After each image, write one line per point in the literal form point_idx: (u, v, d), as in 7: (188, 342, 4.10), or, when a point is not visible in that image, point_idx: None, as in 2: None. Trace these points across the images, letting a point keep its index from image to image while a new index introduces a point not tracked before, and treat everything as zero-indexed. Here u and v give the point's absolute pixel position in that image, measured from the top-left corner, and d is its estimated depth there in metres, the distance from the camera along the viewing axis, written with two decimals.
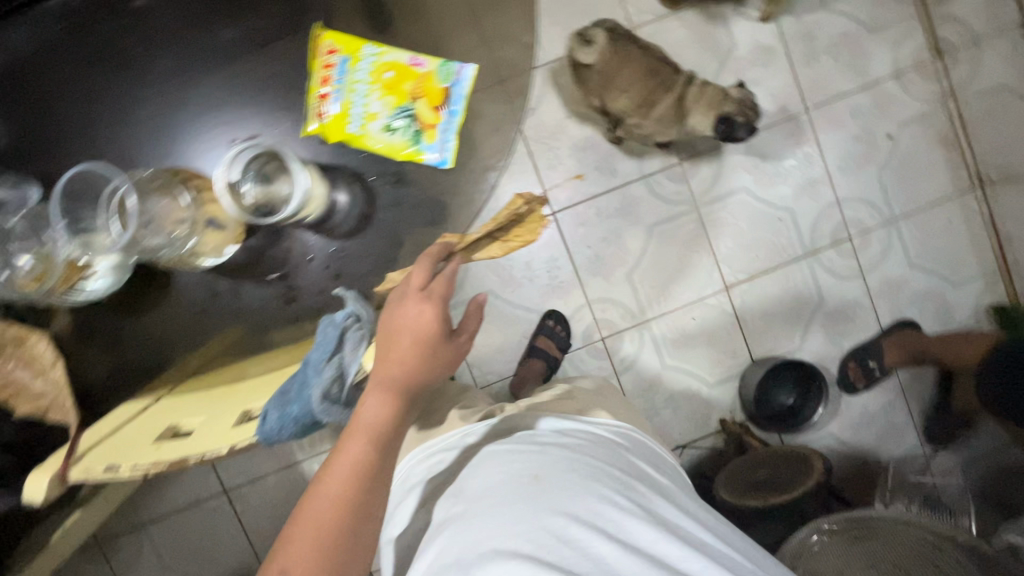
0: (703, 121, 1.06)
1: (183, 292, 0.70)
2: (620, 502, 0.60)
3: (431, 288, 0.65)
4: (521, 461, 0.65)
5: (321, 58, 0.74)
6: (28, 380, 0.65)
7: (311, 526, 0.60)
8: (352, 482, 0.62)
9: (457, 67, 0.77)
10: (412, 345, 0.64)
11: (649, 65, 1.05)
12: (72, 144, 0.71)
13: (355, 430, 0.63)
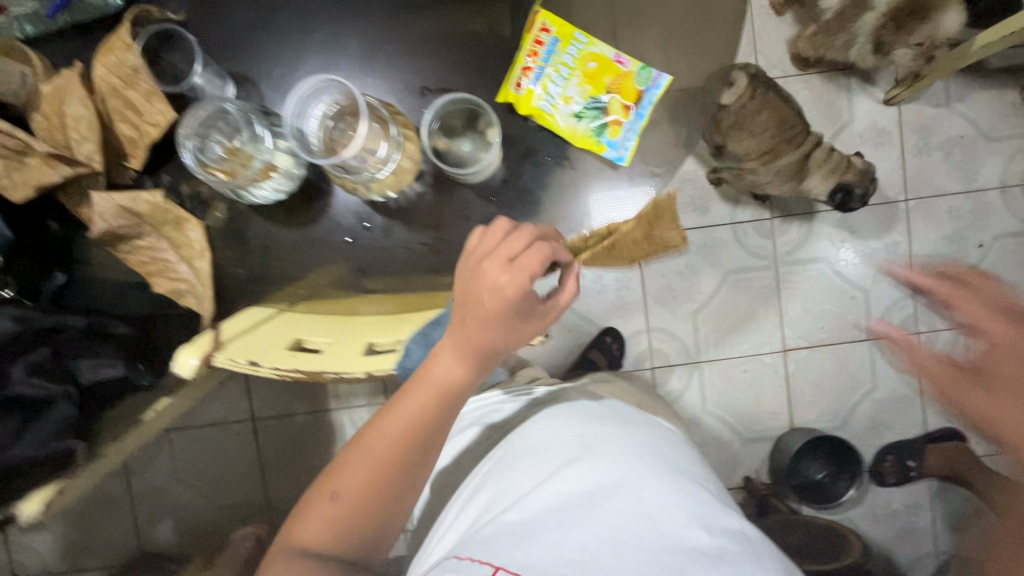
0: (823, 184, 1.10)
1: (334, 222, 0.67)
2: (647, 473, 0.62)
3: (520, 256, 0.54)
4: (580, 433, 0.68)
5: (532, 34, 0.64)
6: (176, 262, 0.67)
7: (365, 459, 0.60)
8: (405, 429, 0.60)
9: (659, 73, 0.65)
10: (492, 314, 0.55)
11: (784, 115, 1.01)
12: (243, 39, 0.66)
13: (423, 384, 0.59)
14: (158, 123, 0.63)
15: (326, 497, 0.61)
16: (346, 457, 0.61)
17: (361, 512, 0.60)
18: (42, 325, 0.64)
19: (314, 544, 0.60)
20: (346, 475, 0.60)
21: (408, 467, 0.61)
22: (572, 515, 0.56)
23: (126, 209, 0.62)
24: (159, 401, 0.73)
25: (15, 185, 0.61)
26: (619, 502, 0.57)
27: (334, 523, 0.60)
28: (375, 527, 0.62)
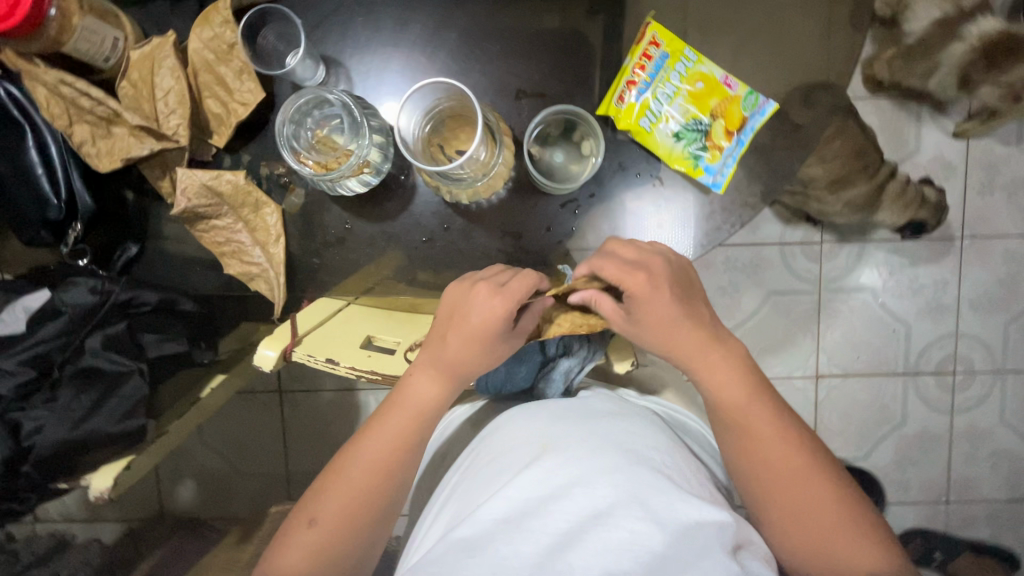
0: (894, 215, 1.19)
1: (414, 221, 0.66)
2: (592, 465, 0.56)
3: (507, 287, 0.59)
4: (540, 433, 0.61)
5: (641, 47, 0.63)
6: (251, 246, 0.65)
7: (345, 481, 0.61)
8: (386, 451, 0.62)
9: (766, 99, 0.64)
10: (467, 342, 0.61)
11: (862, 147, 0.95)
12: (339, 19, 0.64)
13: (401, 404, 0.63)
14: (248, 102, 0.61)
15: (302, 526, 0.60)
16: (325, 482, 0.61)
17: (341, 536, 0.59)
18: (118, 299, 0.65)
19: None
20: (324, 502, 0.60)
21: (388, 485, 0.62)
22: (521, 529, 0.51)
23: (209, 187, 0.61)
24: (214, 378, 0.75)
25: (99, 154, 0.60)
26: (571, 509, 0.52)
27: (313, 553, 0.58)
28: (359, 552, 0.61)
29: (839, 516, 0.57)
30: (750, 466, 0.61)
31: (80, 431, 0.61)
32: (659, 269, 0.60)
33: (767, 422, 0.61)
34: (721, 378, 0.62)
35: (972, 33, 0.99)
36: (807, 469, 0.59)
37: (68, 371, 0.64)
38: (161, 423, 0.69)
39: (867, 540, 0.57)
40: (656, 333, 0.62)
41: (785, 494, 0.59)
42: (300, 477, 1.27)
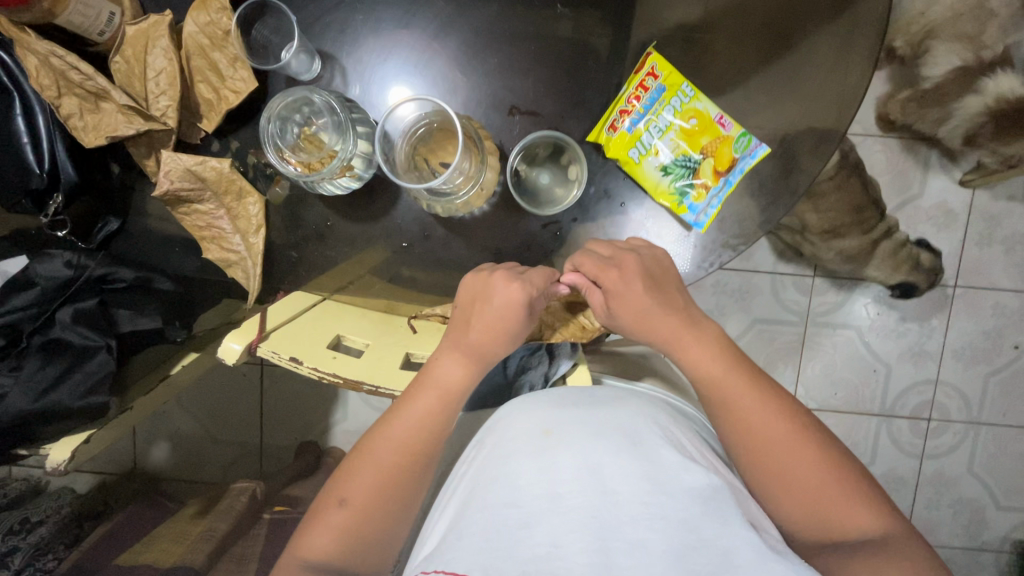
0: (880, 275, 1.20)
1: (395, 226, 0.66)
2: (607, 453, 0.53)
3: (530, 276, 0.60)
4: (543, 411, 0.58)
5: (638, 77, 0.63)
6: (231, 234, 0.65)
7: (371, 461, 0.60)
8: (413, 431, 0.61)
9: (758, 142, 0.64)
10: (490, 326, 0.61)
11: (858, 202, 1.04)
12: (341, 18, 0.64)
13: (427, 383, 0.61)
14: (239, 90, 0.61)
15: (332, 506, 0.59)
16: (353, 462, 0.60)
17: (371, 518, 0.59)
18: (94, 273, 0.66)
19: (324, 559, 0.57)
20: (353, 483, 0.59)
21: (416, 465, 0.60)
22: (534, 509, 0.49)
23: (193, 172, 0.61)
24: (186, 356, 0.76)
25: (85, 128, 0.60)
26: (584, 488, 0.50)
27: (342, 534, 0.58)
28: (390, 534, 0.60)
29: (836, 485, 0.55)
30: (740, 443, 0.58)
31: (43, 402, 0.62)
32: (635, 266, 0.60)
33: (753, 398, 0.59)
34: (698, 359, 0.61)
35: (991, 88, 0.99)
36: (801, 442, 0.57)
37: (36, 341, 0.64)
38: (126, 399, 0.70)
39: (863, 506, 0.55)
40: (636, 324, 0.62)
41: (780, 469, 0.56)
42: (274, 451, 1.29)
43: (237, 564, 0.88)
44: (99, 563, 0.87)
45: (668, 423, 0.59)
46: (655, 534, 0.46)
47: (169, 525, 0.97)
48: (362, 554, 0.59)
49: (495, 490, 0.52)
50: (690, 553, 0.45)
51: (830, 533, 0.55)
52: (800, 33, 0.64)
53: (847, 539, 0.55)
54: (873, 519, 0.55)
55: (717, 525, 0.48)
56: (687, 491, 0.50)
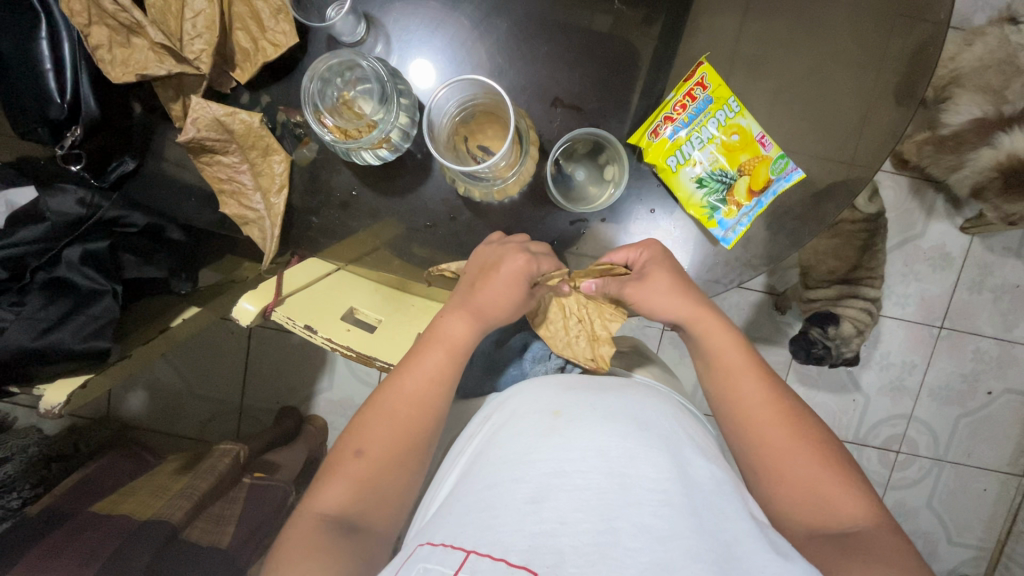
0: (852, 312, 1.08)
1: (422, 204, 0.65)
2: (617, 434, 0.48)
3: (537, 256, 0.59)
4: (554, 393, 0.54)
5: (688, 86, 0.63)
6: (252, 190, 0.63)
7: (385, 413, 0.55)
8: (422, 389, 0.56)
9: (794, 166, 0.64)
10: (501, 293, 0.58)
11: (865, 242, 1.08)
12: None
13: (436, 340, 0.58)
14: (279, 44, 0.59)
15: (347, 458, 0.54)
16: (367, 414, 0.56)
17: (381, 478, 0.53)
18: (106, 215, 0.62)
19: (339, 513, 0.51)
20: (369, 432, 0.55)
21: (430, 417, 0.56)
22: (541, 484, 0.44)
23: (221, 122, 0.59)
24: (187, 310, 0.75)
25: (112, 62, 0.58)
26: (593, 469, 0.45)
27: (359, 486, 0.53)
28: (407, 490, 0.55)
29: (828, 467, 0.52)
30: (735, 421, 0.56)
31: (43, 342, 0.60)
32: (668, 269, 0.60)
33: (749, 374, 0.57)
34: (705, 333, 0.60)
35: (1007, 143, 0.98)
36: (797, 420, 0.55)
37: (40, 279, 0.62)
38: (126, 346, 0.68)
39: (854, 489, 0.51)
40: (653, 309, 0.61)
41: (774, 447, 0.53)
42: (256, 412, 1.25)
43: (212, 523, 0.86)
44: (74, 508, 0.84)
45: (679, 414, 0.55)
46: (659, 520, 0.41)
47: (146, 477, 0.95)
48: (380, 509, 0.53)
49: (502, 464, 0.48)
50: (695, 538, 0.41)
51: (820, 517, 0.50)
52: (844, 65, 0.65)
53: (840, 526, 0.50)
54: (865, 506, 0.51)
55: (720, 516, 0.44)
56: (696, 478, 0.47)
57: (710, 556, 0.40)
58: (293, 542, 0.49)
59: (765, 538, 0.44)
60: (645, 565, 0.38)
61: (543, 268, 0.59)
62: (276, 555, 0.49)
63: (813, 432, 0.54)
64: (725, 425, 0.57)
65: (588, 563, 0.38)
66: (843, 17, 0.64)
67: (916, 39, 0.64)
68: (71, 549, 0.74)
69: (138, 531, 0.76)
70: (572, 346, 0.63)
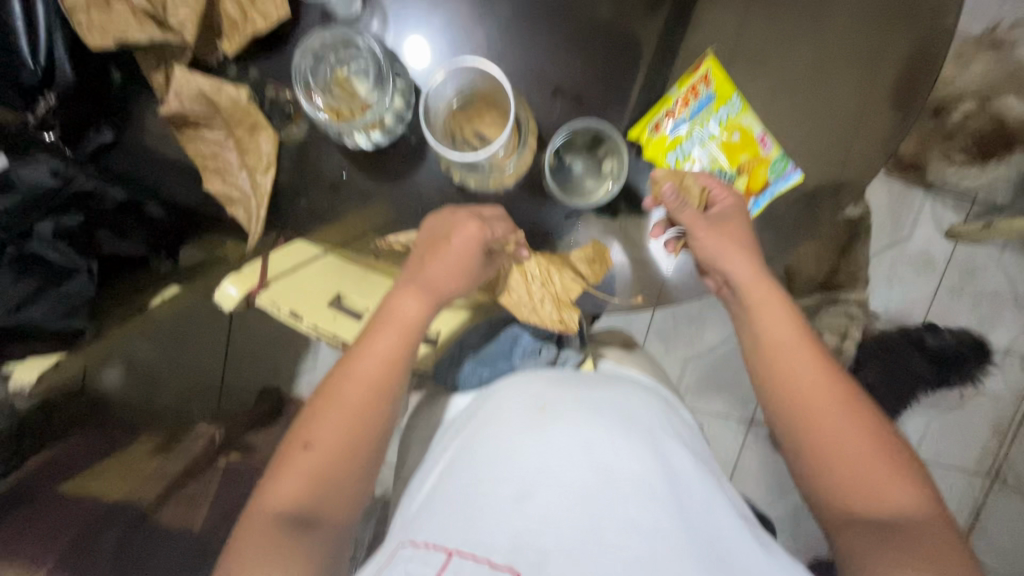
0: (834, 320, 1.21)
1: (415, 190, 0.63)
2: (604, 429, 0.48)
3: (489, 223, 0.57)
4: (539, 387, 0.54)
5: (691, 81, 0.62)
6: (237, 168, 0.60)
7: (334, 400, 0.53)
8: (377, 374, 0.54)
9: (793, 168, 0.64)
10: (452, 268, 0.56)
11: (844, 247, 1.20)
12: None
13: (387, 322, 0.55)
14: (270, 16, 0.56)
15: (297, 450, 0.52)
16: (318, 404, 0.54)
17: (335, 472, 0.51)
18: (80, 188, 0.60)
19: (292, 508, 0.50)
20: (320, 423, 0.52)
21: (382, 400, 0.54)
22: (526, 479, 0.44)
23: (206, 96, 0.56)
24: (170, 288, 0.73)
25: (89, 25, 0.54)
26: (578, 465, 0.45)
27: (314, 480, 0.51)
28: (362, 477, 0.53)
29: (880, 451, 0.51)
30: (784, 401, 0.56)
31: (16, 320, 0.59)
32: (741, 228, 0.60)
33: (804, 352, 0.56)
34: (764, 308, 0.58)
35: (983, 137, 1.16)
36: (852, 403, 0.54)
37: (3, 257, 0.58)
38: (103, 325, 0.68)
39: (905, 479, 0.50)
40: (726, 263, 0.59)
41: (823, 431, 0.53)
42: (236, 391, 1.23)
43: (184, 507, 0.85)
44: (42, 488, 0.82)
45: (661, 408, 0.55)
46: (645, 516, 0.41)
47: (119, 458, 0.93)
48: (334, 500, 0.51)
49: (488, 461, 0.47)
50: (680, 533, 0.40)
51: (870, 500, 0.50)
52: (849, 67, 0.64)
53: (887, 513, 0.49)
54: (915, 498, 0.50)
55: (703, 510, 0.44)
56: (681, 473, 0.47)
57: (697, 551, 0.39)
58: (250, 546, 0.48)
59: (750, 534, 0.44)
60: (631, 561, 0.38)
61: (497, 234, 0.57)
62: (232, 557, 0.48)
63: (867, 415, 0.53)
64: (773, 407, 0.57)
65: (572, 562, 0.38)
66: (853, 18, 0.63)
67: (924, 45, 0.63)
68: (35, 530, 0.72)
69: (105, 516, 0.75)
70: (536, 310, 0.60)
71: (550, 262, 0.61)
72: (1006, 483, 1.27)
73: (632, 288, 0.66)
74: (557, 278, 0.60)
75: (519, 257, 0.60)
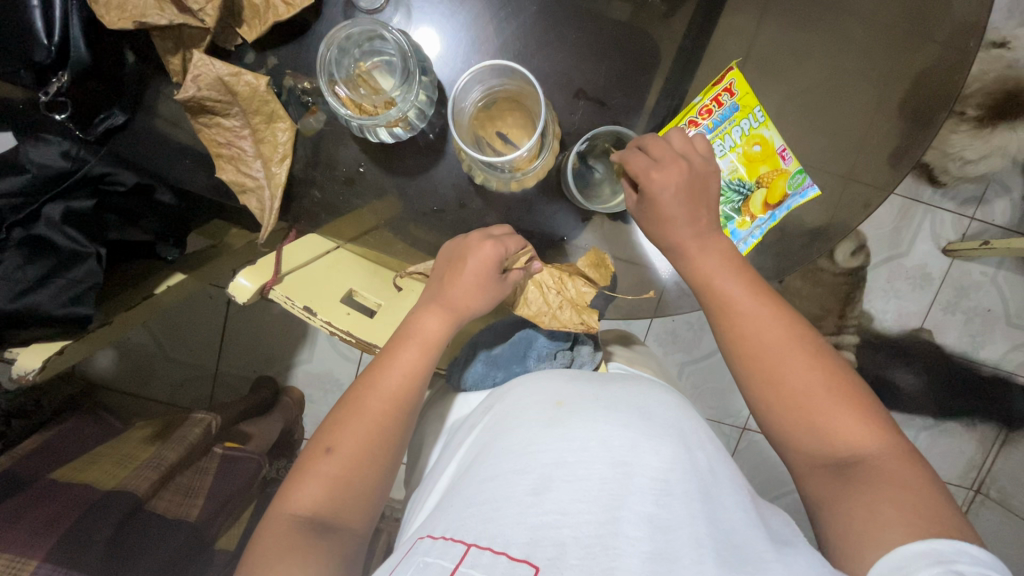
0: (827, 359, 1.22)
1: (431, 187, 0.62)
2: (612, 420, 0.48)
3: (503, 239, 0.57)
4: (556, 383, 0.54)
5: (715, 91, 0.62)
6: (252, 157, 0.59)
7: (357, 409, 0.54)
8: (399, 384, 0.55)
9: (811, 183, 0.64)
10: (471, 284, 0.57)
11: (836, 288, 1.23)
12: None
13: (411, 337, 0.56)
14: (292, 3, 0.55)
15: (319, 455, 0.52)
16: (340, 412, 0.54)
17: (355, 474, 0.52)
18: (92, 172, 0.60)
19: (314, 513, 0.50)
20: (342, 430, 0.53)
21: (403, 413, 0.55)
22: (542, 475, 0.44)
23: (224, 82, 0.55)
24: (174, 277, 0.73)
25: (107, 5, 0.53)
26: (594, 459, 0.45)
27: (334, 482, 0.51)
28: (381, 485, 0.54)
29: (830, 394, 0.52)
30: (739, 364, 0.56)
31: (19, 305, 0.58)
32: (678, 173, 0.56)
33: (751, 304, 0.56)
34: (696, 258, 0.58)
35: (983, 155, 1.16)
36: (796, 347, 0.54)
37: (16, 237, 0.59)
38: (108, 313, 0.67)
39: (857, 416, 0.51)
40: (658, 222, 0.58)
41: (775, 388, 0.54)
42: (231, 379, 1.22)
43: (180, 496, 0.84)
44: (35, 473, 0.80)
45: (682, 406, 0.55)
46: (661, 510, 0.41)
47: (114, 444, 0.91)
48: (355, 504, 0.52)
49: (504, 452, 0.47)
50: (696, 526, 0.40)
51: (828, 449, 0.51)
52: (868, 83, 0.64)
53: (843, 452, 0.51)
54: (873, 435, 0.51)
55: (722, 506, 0.44)
56: (699, 467, 0.47)
57: (711, 542, 0.40)
58: (268, 546, 0.48)
59: (768, 531, 0.45)
60: (646, 554, 0.38)
61: (510, 248, 0.57)
62: (250, 561, 0.48)
63: (815, 356, 0.54)
64: (732, 366, 0.57)
65: (590, 556, 0.38)
66: (874, 35, 0.63)
67: (942, 64, 0.64)
68: (28, 517, 0.70)
69: (102, 502, 0.73)
70: (556, 315, 0.59)
71: (564, 270, 0.61)
72: (988, 496, 1.28)
73: (627, 287, 0.66)
74: (574, 286, 0.60)
75: (531, 269, 0.60)
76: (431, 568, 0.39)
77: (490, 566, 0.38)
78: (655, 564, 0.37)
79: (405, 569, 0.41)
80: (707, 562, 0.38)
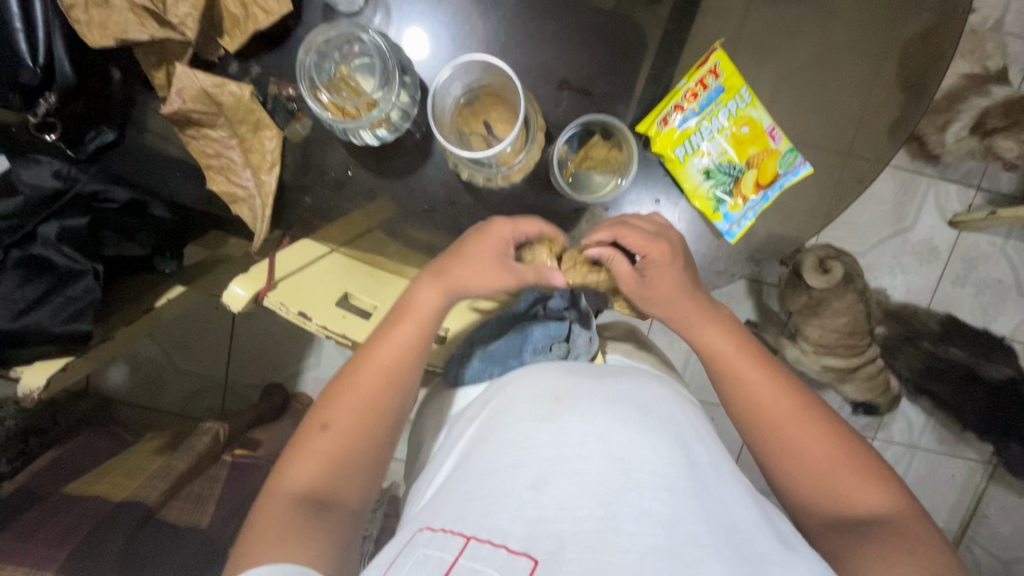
0: (856, 392, 1.09)
1: (420, 187, 0.62)
2: (614, 413, 0.48)
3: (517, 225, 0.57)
4: (552, 377, 0.54)
5: (700, 73, 0.61)
6: (241, 167, 0.59)
7: (350, 387, 0.54)
8: (399, 363, 0.55)
9: (803, 161, 0.64)
10: (478, 262, 0.56)
11: (852, 311, 0.97)
12: None
13: (407, 312, 0.56)
14: (271, 11, 0.55)
15: (313, 432, 0.53)
16: (335, 387, 0.55)
17: (350, 451, 0.52)
18: (84, 189, 0.61)
19: (310, 490, 0.50)
20: (337, 405, 0.54)
21: (399, 389, 0.55)
22: (543, 468, 0.44)
23: (208, 94, 0.55)
24: (173, 289, 0.75)
25: (89, 23, 0.53)
26: (593, 454, 0.44)
27: (329, 460, 0.52)
28: (376, 462, 0.54)
29: (840, 458, 0.51)
30: (742, 415, 0.55)
31: (21, 323, 0.59)
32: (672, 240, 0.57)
33: (752, 362, 0.55)
34: (703, 330, 0.57)
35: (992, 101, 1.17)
36: (810, 414, 0.53)
37: (13, 258, 0.59)
38: (107, 327, 0.68)
39: (869, 477, 0.50)
40: (665, 308, 0.57)
41: (778, 442, 0.52)
42: (241, 389, 1.23)
43: (192, 504, 0.86)
44: (49, 488, 0.82)
45: (678, 401, 0.54)
46: (661, 505, 0.41)
47: (125, 456, 0.93)
48: (348, 483, 0.52)
49: (502, 449, 0.47)
50: (697, 523, 0.40)
51: (838, 507, 0.50)
52: (858, 56, 0.63)
53: (857, 513, 0.49)
54: (882, 494, 0.49)
55: (720, 501, 0.43)
56: (698, 465, 0.46)
57: (712, 539, 0.39)
58: (267, 522, 0.48)
59: (766, 526, 0.43)
60: (648, 548, 0.38)
61: (524, 234, 0.57)
62: (246, 538, 0.47)
63: (822, 420, 0.53)
64: (738, 421, 0.56)
65: (588, 549, 0.37)
66: (861, 7, 0.62)
67: (932, 32, 0.63)
68: (44, 530, 0.72)
69: (113, 514, 0.75)
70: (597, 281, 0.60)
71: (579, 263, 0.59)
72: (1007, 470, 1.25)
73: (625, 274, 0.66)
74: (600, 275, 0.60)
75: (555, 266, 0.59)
76: (430, 561, 0.39)
77: (489, 559, 0.38)
78: (656, 559, 0.37)
79: (404, 562, 0.41)
80: (712, 560, 0.37)
